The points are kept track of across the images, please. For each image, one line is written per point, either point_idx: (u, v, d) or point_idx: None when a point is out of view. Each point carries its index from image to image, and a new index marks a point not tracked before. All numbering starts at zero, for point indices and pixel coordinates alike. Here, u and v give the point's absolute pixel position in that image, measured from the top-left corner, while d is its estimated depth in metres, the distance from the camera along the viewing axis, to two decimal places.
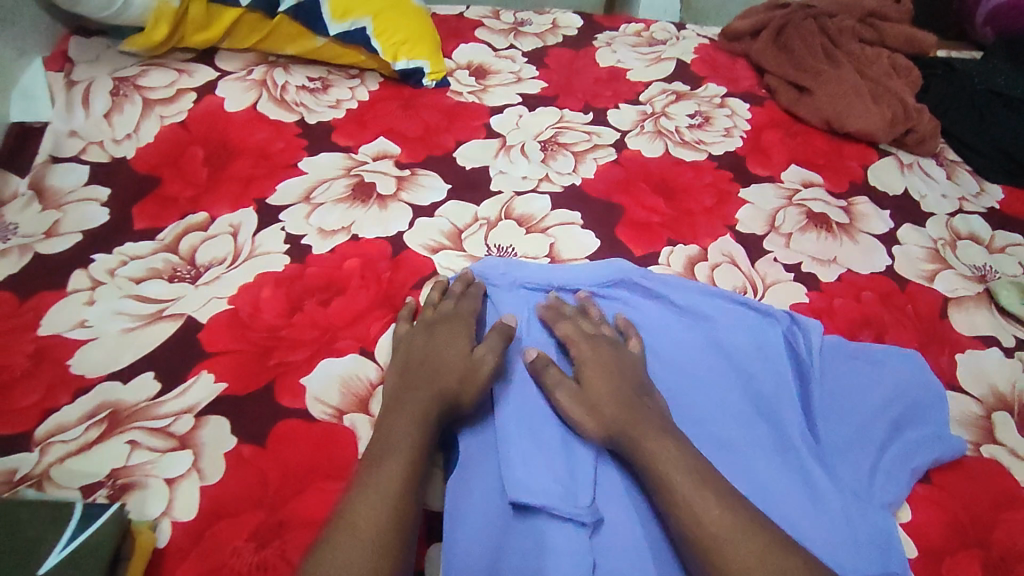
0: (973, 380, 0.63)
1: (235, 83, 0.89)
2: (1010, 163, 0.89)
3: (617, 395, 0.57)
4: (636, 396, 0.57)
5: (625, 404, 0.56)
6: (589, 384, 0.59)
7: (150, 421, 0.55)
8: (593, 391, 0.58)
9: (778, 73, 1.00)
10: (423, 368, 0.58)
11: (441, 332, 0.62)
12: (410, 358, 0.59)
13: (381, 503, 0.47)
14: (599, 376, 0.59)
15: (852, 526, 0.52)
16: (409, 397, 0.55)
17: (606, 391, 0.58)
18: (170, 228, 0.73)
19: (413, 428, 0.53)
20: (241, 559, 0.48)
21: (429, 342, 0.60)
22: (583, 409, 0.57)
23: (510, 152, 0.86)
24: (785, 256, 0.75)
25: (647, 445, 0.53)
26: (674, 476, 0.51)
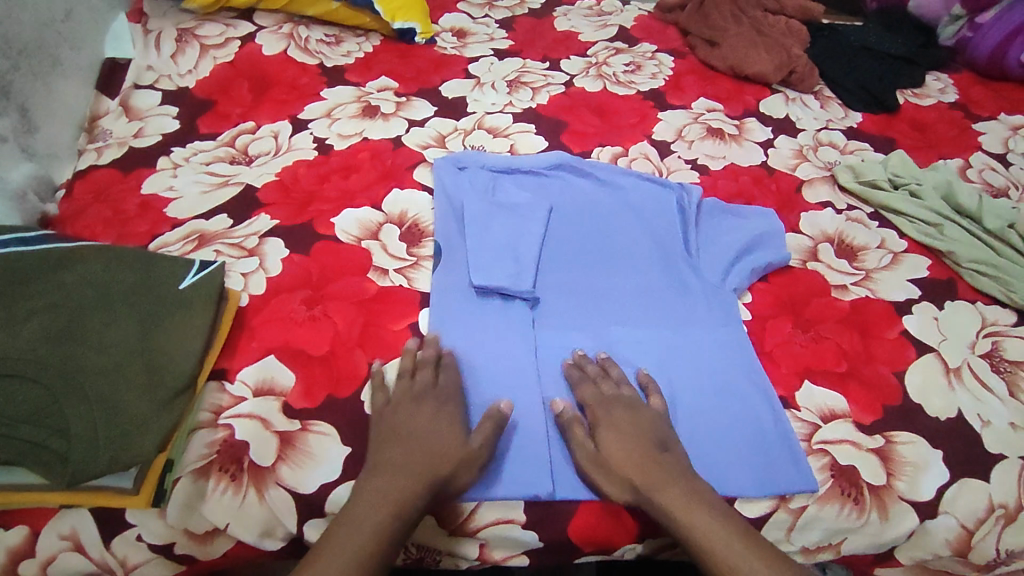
0: (809, 226, 0.89)
1: (271, 35, 1.15)
2: (868, 97, 1.16)
3: (632, 456, 0.61)
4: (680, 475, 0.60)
5: (648, 466, 0.61)
6: (607, 447, 0.63)
7: (228, 240, 0.79)
8: (609, 453, 0.62)
9: (697, 32, 1.27)
10: (373, 508, 0.55)
11: (416, 443, 0.60)
12: (384, 463, 0.58)
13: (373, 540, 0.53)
14: (618, 437, 0.63)
15: (714, 340, 0.74)
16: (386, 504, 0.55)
17: (638, 460, 0.61)
18: (227, 133, 0.98)
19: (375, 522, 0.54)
20: (297, 312, 0.72)
21: (411, 432, 0.60)
22: (603, 475, 0.62)
23: (483, 87, 1.12)
24: (686, 154, 1.01)
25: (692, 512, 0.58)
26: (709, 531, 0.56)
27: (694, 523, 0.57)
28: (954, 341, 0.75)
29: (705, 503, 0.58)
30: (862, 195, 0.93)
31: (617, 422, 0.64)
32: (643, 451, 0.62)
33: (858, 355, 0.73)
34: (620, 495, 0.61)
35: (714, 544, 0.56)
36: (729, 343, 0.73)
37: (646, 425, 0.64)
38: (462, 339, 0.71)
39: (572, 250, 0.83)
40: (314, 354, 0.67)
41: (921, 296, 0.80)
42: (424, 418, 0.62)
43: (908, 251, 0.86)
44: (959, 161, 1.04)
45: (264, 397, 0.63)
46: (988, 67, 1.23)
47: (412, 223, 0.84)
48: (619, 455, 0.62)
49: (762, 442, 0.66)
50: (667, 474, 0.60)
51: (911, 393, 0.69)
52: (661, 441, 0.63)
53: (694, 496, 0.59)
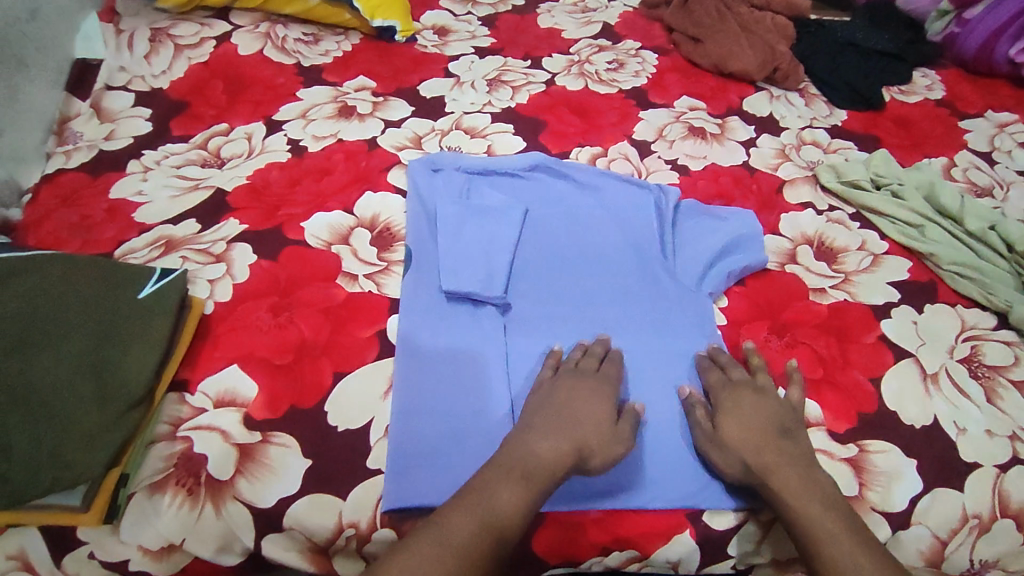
0: (789, 228, 0.88)
1: (247, 34, 1.13)
2: (854, 95, 1.14)
3: (751, 439, 0.62)
4: (801, 465, 0.60)
5: (764, 449, 0.61)
6: (726, 430, 0.63)
7: (196, 245, 0.78)
8: (732, 436, 0.63)
9: (681, 29, 1.26)
10: (500, 483, 0.57)
11: (580, 423, 0.62)
12: (527, 446, 0.60)
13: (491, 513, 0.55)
14: (743, 418, 0.64)
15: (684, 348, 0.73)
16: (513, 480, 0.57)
17: (763, 446, 0.62)
18: (200, 135, 0.97)
19: (511, 504, 0.56)
20: (263, 320, 0.70)
21: (553, 414, 0.63)
22: (720, 454, 0.63)
23: (462, 86, 1.11)
24: (666, 154, 1.00)
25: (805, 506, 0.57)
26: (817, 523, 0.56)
27: (807, 511, 0.57)
28: (933, 346, 0.73)
29: (817, 491, 0.58)
30: (844, 195, 0.92)
31: (741, 408, 0.65)
32: (762, 434, 0.63)
33: (834, 360, 0.71)
34: (735, 473, 0.62)
35: (820, 531, 0.56)
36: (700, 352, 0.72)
37: (769, 412, 0.64)
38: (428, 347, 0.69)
39: (545, 255, 0.81)
40: (278, 363, 0.66)
41: (901, 299, 0.79)
42: (562, 408, 0.63)
43: (888, 253, 0.85)
44: (943, 159, 1.02)
45: (225, 409, 0.62)
46: (976, 64, 1.22)
47: (384, 227, 0.82)
48: (743, 436, 0.63)
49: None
50: (785, 461, 0.61)
51: (887, 400, 0.68)
52: (783, 428, 0.63)
53: (813, 488, 0.59)
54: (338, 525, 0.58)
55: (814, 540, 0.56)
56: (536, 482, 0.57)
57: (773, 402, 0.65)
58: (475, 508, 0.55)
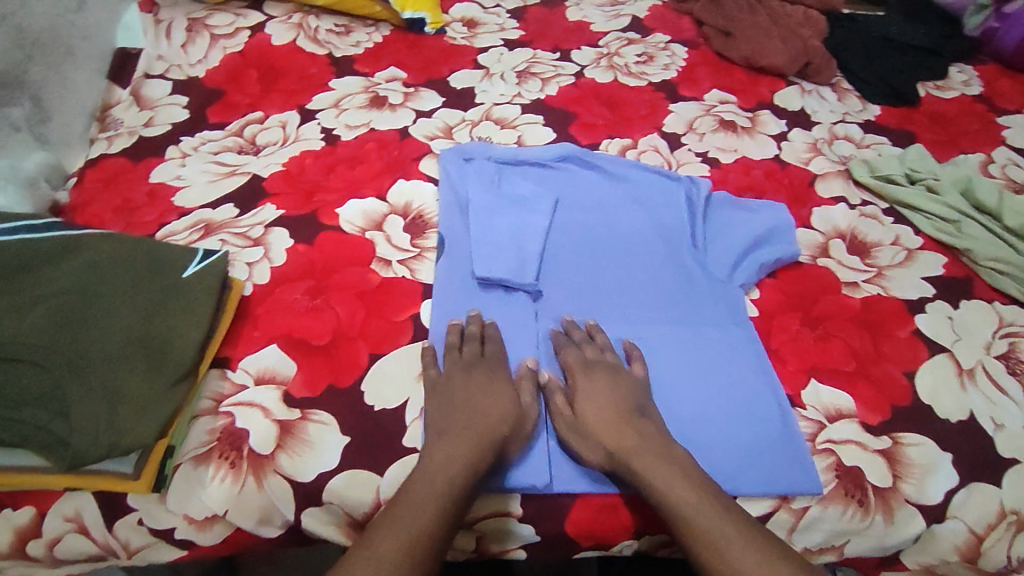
0: (821, 222, 0.87)
1: (280, 25, 1.15)
2: (888, 90, 1.13)
3: (606, 421, 0.64)
4: (659, 447, 0.61)
5: (623, 430, 0.63)
6: (585, 416, 0.65)
7: (234, 229, 0.79)
8: (590, 421, 0.64)
9: (712, 22, 1.25)
10: (428, 480, 0.56)
11: (475, 407, 0.63)
12: (429, 436, 0.60)
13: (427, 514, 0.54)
14: (604, 400, 0.65)
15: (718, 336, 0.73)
16: (430, 477, 0.56)
17: (609, 432, 0.63)
18: (236, 123, 0.99)
19: (435, 486, 0.56)
20: (300, 302, 0.72)
21: (455, 408, 0.62)
22: (580, 440, 0.63)
23: (492, 78, 1.11)
24: (696, 146, 0.99)
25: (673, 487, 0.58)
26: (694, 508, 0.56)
27: (676, 495, 0.57)
28: (969, 342, 0.73)
29: (680, 465, 0.59)
30: (877, 189, 0.91)
31: (597, 390, 0.66)
32: (619, 416, 0.64)
33: (867, 353, 0.71)
34: (596, 458, 0.62)
35: (694, 517, 0.56)
36: (735, 340, 0.72)
37: (624, 392, 0.66)
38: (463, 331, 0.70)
39: (576, 242, 0.82)
40: (315, 344, 0.68)
41: (936, 294, 0.78)
42: (463, 390, 0.64)
43: (923, 248, 0.84)
44: (980, 155, 1.01)
45: (265, 386, 0.63)
46: (1015, 59, 1.20)
47: (416, 214, 0.83)
48: (610, 419, 0.64)
49: (768, 441, 0.64)
50: (642, 444, 0.61)
51: (922, 394, 0.67)
52: (637, 407, 0.65)
53: (672, 466, 0.59)
54: (375, 501, 0.59)
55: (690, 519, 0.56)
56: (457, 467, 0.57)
57: (622, 382, 0.67)
58: (414, 511, 0.54)
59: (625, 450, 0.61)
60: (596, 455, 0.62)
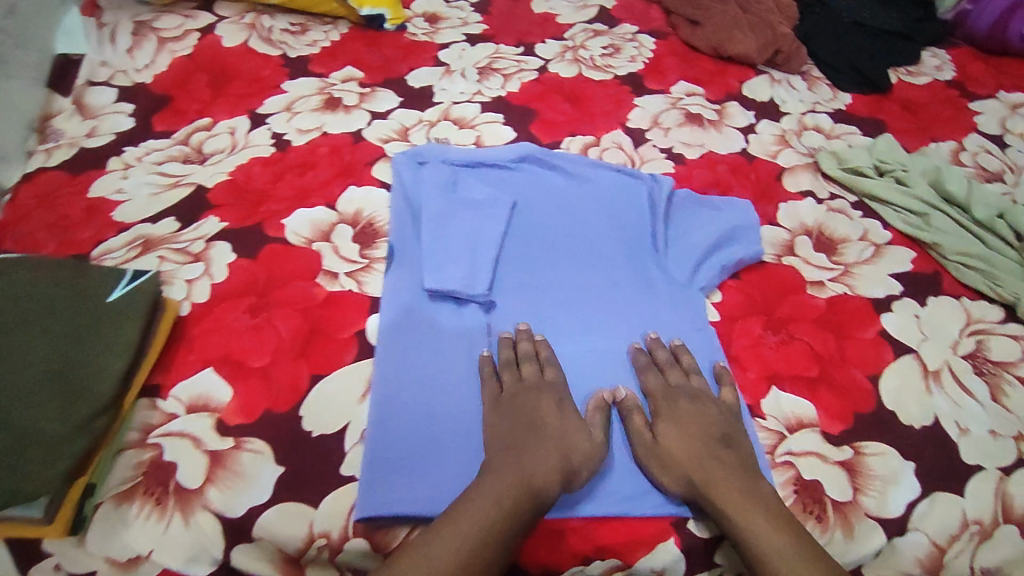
0: (787, 218, 0.84)
1: (232, 25, 1.11)
2: (859, 77, 1.10)
3: (692, 451, 0.60)
4: (743, 479, 0.58)
5: (710, 461, 0.59)
6: (666, 439, 0.61)
7: (173, 244, 0.76)
8: (671, 447, 0.61)
9: (680, 11, 1.21)
10: (476, 512, 0.54)
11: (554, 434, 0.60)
12: (494, 463, 0.58)
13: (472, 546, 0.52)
14: (694, 429, 0.62)
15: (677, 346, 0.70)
16: (483, 508, 0.54)
17: (690, 460, 0.60)
18: (182, 130, 0.95)
19: (492, 521, 0.53)
20: (240, 321, 0.69)
21: (521, 434, 0.60)
22: (662, 468, 0.60)
23: (452, 76, 1.08)
24: (661, 142, 0.96)
25: (754, 523, 0.55)
26: (773, 546, 0.54)
27: (758, 534, 0.55)
28: (936, 341, 0.70)
29: (764, 504, 0.56)
30: (845, 182, 0.88)
31: (680, 416, 0.63)
32: (704, 444, 0.60)
33: (830, 357, 0.69)
34: (677, 486, 0.59)
35: (771, 553, 0.54)
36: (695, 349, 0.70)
37: (711, 421, 0.62)
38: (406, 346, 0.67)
39: (534, 248, 0.79)
40: (253, 366, 0.65)
41: (903, 291, 0.75)
42: (542, 414, 0.62)
43: (892, 243, 0.81)
44: (952, 143, 0.98)
45: (197, 414, 0.61)
46: (989, 42, 1.17)
47: (366, 223, 0.80)
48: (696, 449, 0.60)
49: None
50: (728, 473, 0.58)
51: (886, 398, 0.65)
52: (723, 436, 0.61)
53: (758, 503, 0.56)
54: (308, 535, 0.56)
55: (771, 565, 0.53)
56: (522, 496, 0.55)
57: (708, 408, 0.63)
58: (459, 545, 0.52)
59: (707, 479, 0.58)
60: (676, 481, 0.59)
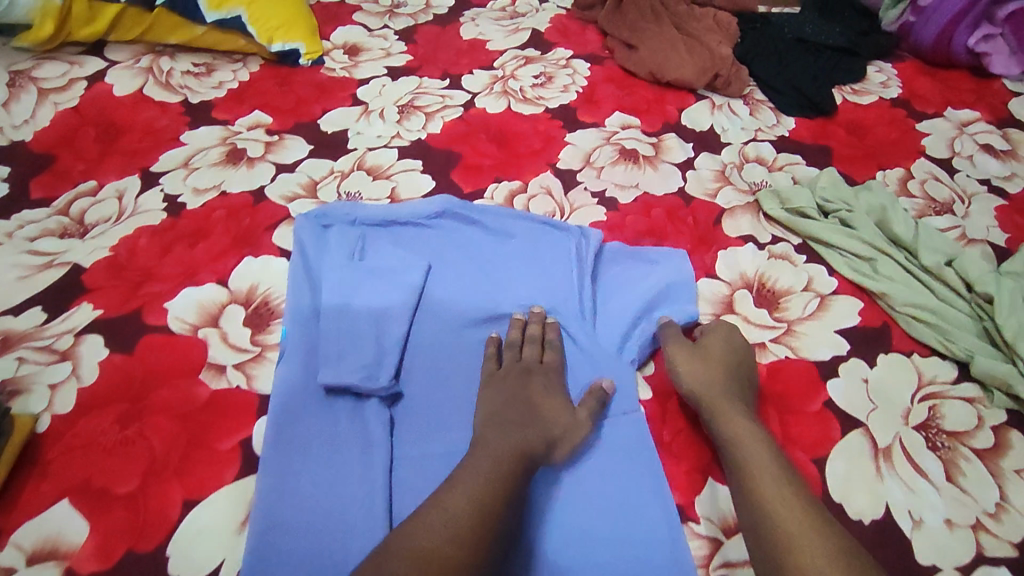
0: (726, 269, 0.78)
1: (124, 71, 1.01)
2: (801, 100, 1.04)
3: (723, 371, 0.64)
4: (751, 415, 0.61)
5: (733, 388, 0.63)
6: (705, 351, 0.66)
7: (37, 341, 0.68)
8: (707, 359, 0.65)
9: (616, 34, 1.14)
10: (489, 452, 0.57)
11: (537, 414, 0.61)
12: (489, 437, 0.59)
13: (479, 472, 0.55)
14: (722, 389, 0.62)
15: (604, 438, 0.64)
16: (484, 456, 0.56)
17: (717, 375, 0.63)
18: (63, 197, 0.85)
19: (497, 456, 0.56)
20: (108, 435, 0.61)
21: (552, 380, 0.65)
22: (693, 371, 0.64)
23: (369, 117, 0.99)
24: (593, 185, 0.89)
25: (750, 444, 0.58)
26: (762, 469, 0.55)
27: (752, 454, 0.57)
28: (886, 411, 0.64)
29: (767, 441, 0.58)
30: (789, 224, 0.82)
31: (726, 343, 0.67)
32: (733, 376, 0.64)
33: (772, 438, 0.62)
34: (698, 389, 0.63)
35: (762, 467, 0.55)
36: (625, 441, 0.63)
37: (743, 360, 0.66)
38: (296, 461, 0.60)
39: (450, 325, 0.71)
40: (119, 493, 0.58)
41: (850, 351, 0.69)
42: (529, 391, 0.63)
43: (837, 292, 0.75)
44: (899, 171, 0.93)
45: (42, 564, 0.54)
46: (934, 55, 1.13)
47: (260, 302, 0.72)
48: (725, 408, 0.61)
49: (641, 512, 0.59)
50: (742, 403, 0.62)
51: (831, 487, 0.59)
52: (749, 382, 0.65)
53: (761, 434, 0.59)
54: None
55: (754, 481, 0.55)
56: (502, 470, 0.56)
57: (744, 349, 0.67)
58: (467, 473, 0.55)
59: (721, 388, 0.62)
60: (698, 384, 0.63)
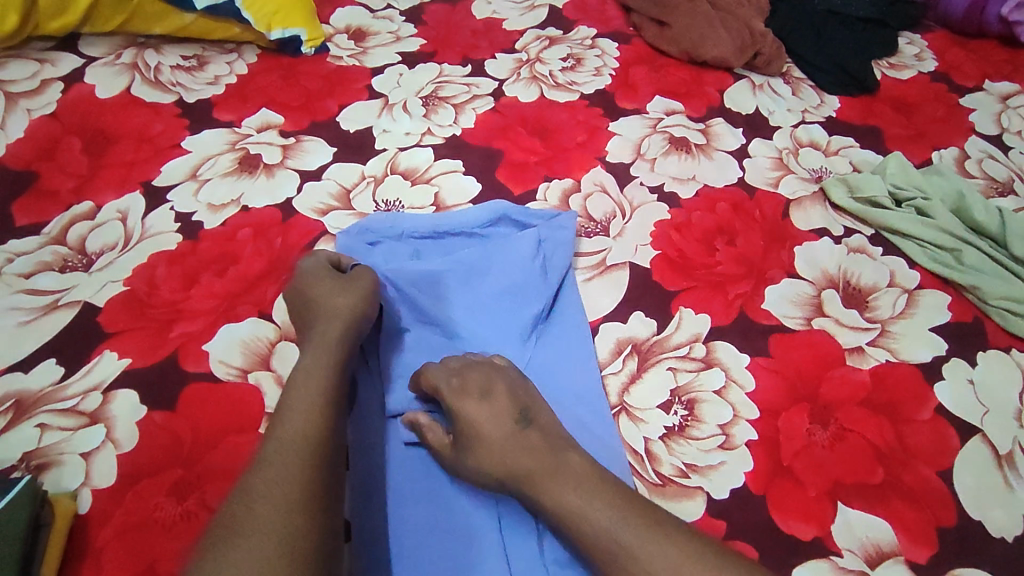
0: (806, 266, 0.73)
1: (105, 68, 0.89)
2: (845, 77, 1.00)
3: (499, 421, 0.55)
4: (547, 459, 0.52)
5: (510, 445, 0.53)
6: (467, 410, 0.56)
7: (59, 402, 0.58)
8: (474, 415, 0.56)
9: (642, 10, 1.06)
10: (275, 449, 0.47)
11: (311, 314, 0.59)
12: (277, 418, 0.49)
13: (281, 465, 0.45)
14: (472, 398, 0.56)
15: (592, 436, 0.60)
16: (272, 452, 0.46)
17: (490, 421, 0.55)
18: (56, 221, 0.73)
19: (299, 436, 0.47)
20: (165, 511, 0.53)
21: (314, 317, 0.58)
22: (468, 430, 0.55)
23: (392, 110, 0.90)
24: (649, 179, 0.83)
25: (546, 493, 0.50)
26: (582, 511, 0.48)
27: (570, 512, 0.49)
28: (999, 414, 0.62)
29: (575, 488, 0.50)
30: (860, 214, 0.78)
31: (488, 381, 0.58)
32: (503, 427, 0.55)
33: (893, 453, 0.59)
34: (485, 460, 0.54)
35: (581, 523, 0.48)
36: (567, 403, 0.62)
37: (507, 399, 0.56)
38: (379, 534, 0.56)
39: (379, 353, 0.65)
40: None
41: (949, 350, 0.66)
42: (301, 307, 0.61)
43: (922, 286, 0.72)
44: (954, 151, 0.90)
45: None
46: (964, 25, 1.10)
47: None
48: (489, 426, 0.55)
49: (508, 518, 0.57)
50: (531, 450, 0.53)
51: (964, 503, 0.56)
52: (521, 417, 0.55)
53: (564, 482, 0.50)
54: None
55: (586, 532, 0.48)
56: (329, 375, 0.53)
57: (497, 378, 0.58)
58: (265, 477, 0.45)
59: (488, 436, 0.54)
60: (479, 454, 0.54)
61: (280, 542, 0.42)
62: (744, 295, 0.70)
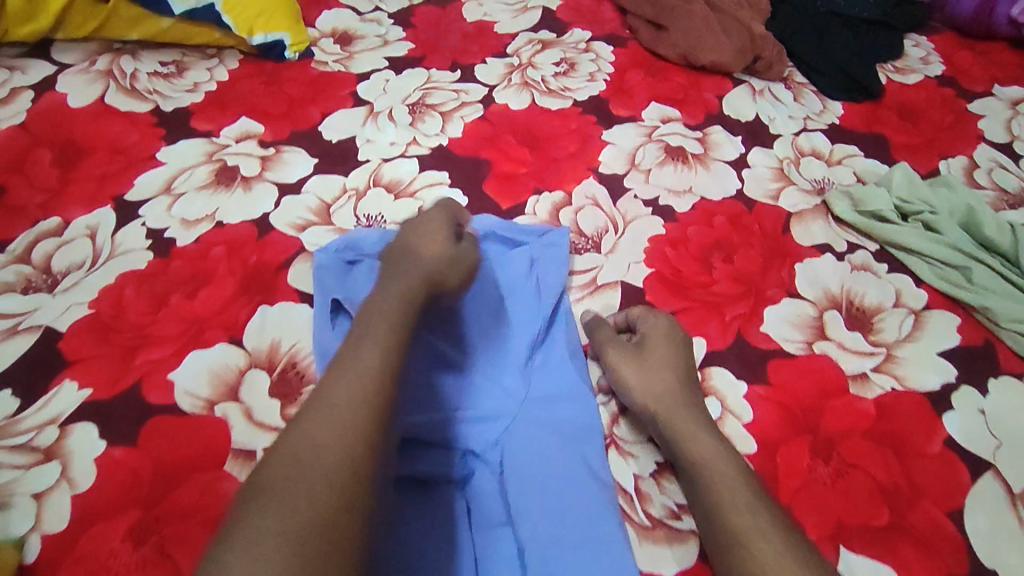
0: (808, 286, 0.70)
1: (78, 75, 0.86)
2: (849, 82, 0.96)
3: (673, 375, 0.59)
4: (699, 414, 0.57)
5: (671, 394, 0.58)
6: (651, 362, 0.60)
7: (12, 438, 0.55)
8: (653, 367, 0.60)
9: (638, 12, 1.03)
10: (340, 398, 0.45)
11: (406, 259, 0.59)
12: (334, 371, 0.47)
13: (340, 421, 0.44)
14: (661, 353, 0.60)
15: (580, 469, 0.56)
16: (334, 401, 0.45)
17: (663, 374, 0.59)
18: (21, 238, 0.70)
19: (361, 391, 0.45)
20: (121, 558, 0.50)
21: (408, 260, 0.59)
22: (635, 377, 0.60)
23: (377, 119, 0.86)
24: (644, 192, 0.79)
25: (695, 445, 0.54)
26: (720, 472, 0.52)
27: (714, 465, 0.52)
28: (1012, 447, 0.58)
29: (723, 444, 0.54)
30: (865, 229, 0.74)
31: (666, 338, 0.62)
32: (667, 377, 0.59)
33: (898, 490, 0.55)
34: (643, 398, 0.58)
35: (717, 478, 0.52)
36: (567, 426, 0.59)
37: (674, 355, 0.61)
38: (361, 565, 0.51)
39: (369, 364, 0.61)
40: None
41: (959, 377, 0.63)
42: (399, 251, 0.61)
43: (930, 307, 0.68)
44: (963, 160, 0.86)
45: None
46: (972, 27, 1.06)
47: (286, 365, 0.61)
48: (652, 373, 0.59)
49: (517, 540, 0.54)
50: (693, 406, 0.57)
51: (976, 546, 0.53)
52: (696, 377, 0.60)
53: (713, 436, 0.55)
54: None
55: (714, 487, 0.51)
56: (403, 329, 0.51)
57: (676, 337, 0.62)
58: (325, 429, 0.43)
59: (647, 382, 0.59)
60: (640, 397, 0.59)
61: (331, 508, 0.40)
62: (742, 316, 0.67)
